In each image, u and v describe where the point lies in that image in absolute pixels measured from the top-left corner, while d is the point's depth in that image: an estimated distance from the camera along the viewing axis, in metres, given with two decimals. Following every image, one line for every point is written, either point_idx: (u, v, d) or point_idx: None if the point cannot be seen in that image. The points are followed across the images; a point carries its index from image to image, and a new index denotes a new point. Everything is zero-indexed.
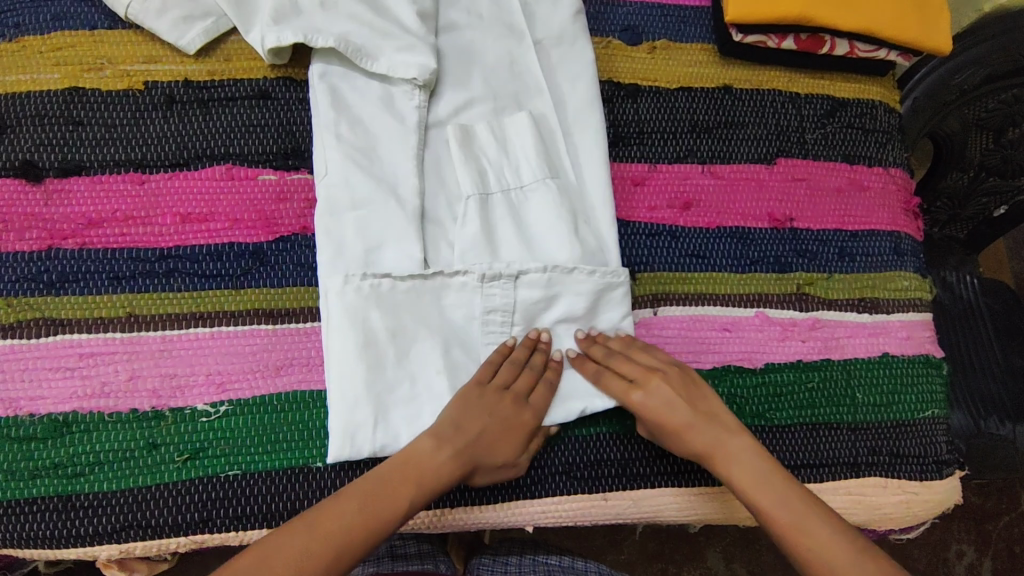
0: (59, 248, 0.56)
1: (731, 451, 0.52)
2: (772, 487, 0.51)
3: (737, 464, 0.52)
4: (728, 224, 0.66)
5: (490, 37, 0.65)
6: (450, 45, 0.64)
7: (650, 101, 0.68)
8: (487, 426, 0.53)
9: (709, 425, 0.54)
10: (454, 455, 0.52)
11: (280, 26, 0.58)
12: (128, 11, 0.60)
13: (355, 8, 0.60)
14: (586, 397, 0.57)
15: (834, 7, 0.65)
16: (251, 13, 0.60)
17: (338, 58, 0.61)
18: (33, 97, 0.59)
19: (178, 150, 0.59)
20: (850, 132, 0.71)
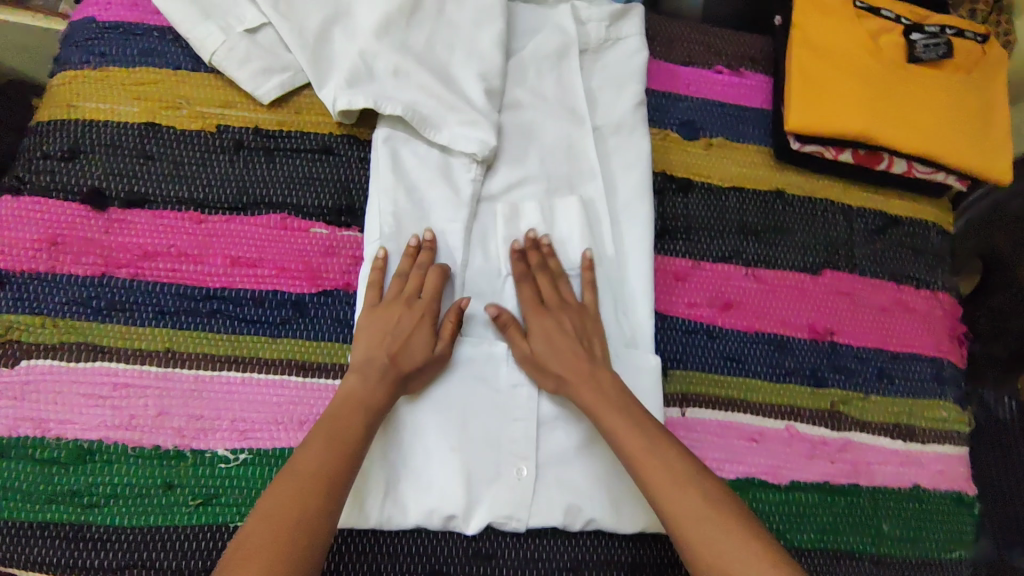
0: (112, 276, 0.58)
1: (592, 400, 0.54)
2: (618, 427, 0.52)
3: (605, 411, 0.53)
4: (766, 330, 0.65)
5: (552, 118, 0.66)
6: (511, 122, 0.65)
7: (701, 197, 0.68)
8: (389, 347, 0.54)
9: (583, 371, 0.55)
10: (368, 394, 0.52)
11: (353, 90, 0.61)
12: (212, 59, 0.62)
13: (427, 81, 0.62)
14: (602, 509, 0.55)
15: (897, 129, 0.65)
16: (326, 70, 0.63)
17: (402, 125, 0.63)
18: (110, 127, 0.62)
19: (238, 194, 0.61)
20: (900, 251, 0.70)
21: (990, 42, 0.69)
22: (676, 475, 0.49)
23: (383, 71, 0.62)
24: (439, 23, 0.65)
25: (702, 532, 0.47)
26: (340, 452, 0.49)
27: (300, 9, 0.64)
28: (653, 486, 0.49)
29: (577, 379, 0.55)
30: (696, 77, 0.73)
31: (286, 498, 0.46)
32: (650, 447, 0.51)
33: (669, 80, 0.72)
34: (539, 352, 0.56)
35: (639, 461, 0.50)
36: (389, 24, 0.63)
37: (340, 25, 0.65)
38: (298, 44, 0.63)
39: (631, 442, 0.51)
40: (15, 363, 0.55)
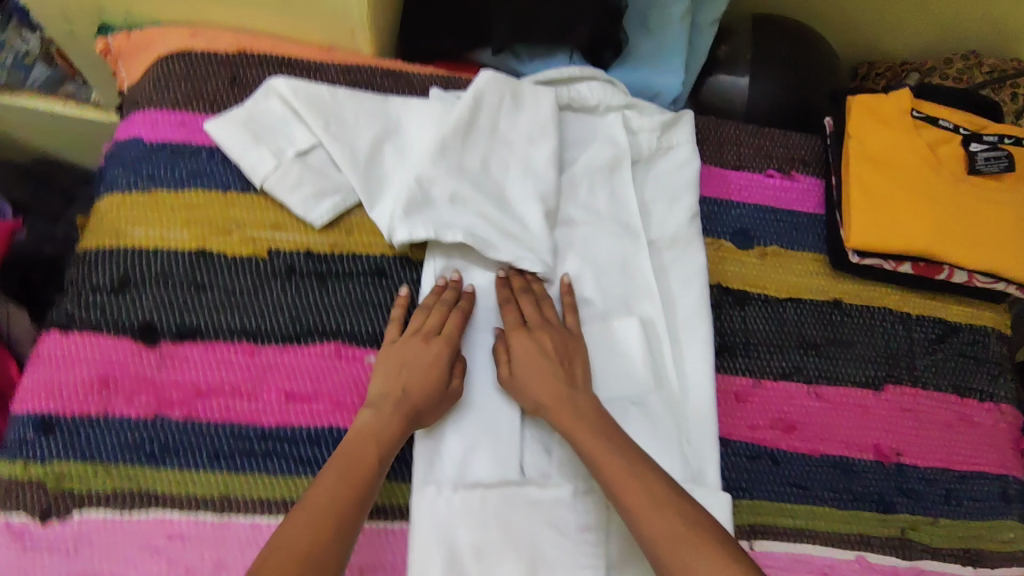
0: (165, 416, 0.56)
1: (569, 424, 0.54)
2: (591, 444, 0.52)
3: (578, 431, 0.53)
4: (831, 452, 0.64)
5: (606, 234, 0.64)
6: (565, 239, 0.64)
7: (758, 310, 0.67)
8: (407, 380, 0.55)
9: (559, 394, 0.55)
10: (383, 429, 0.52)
11: (411, 219, 0.59)
12: (264, 183, 0.61)
13: (482, 206, 0.62)
14: None
15: (963, 244, 0.63)
16: (379, 194, 0.63)
17: (457, 252, 0.62)
18: (160, 255, 0.60)
19: (291, 323, 0.60)
20: (961, 361, 0.69)
21: None
22: (650, 496, 0.49)
23: (439, 198, 0.61)
24: (493, 142, 0.64)
25: (676, 553, 0.46)
26: (354, 481, 0.49)
27: (350, 129, 0.63)
28: (629, 509, 0.49)
29: (556, 403, 0.55)
30: (747, 182, 0.72)
31: (297, 528, 0.45)
32: (626, 469, 0.50)
33: (720, 185, 0.71)
34: (519, 371, 0.57)
35: (614, 478, 0.50)
36: (445, 147, 0.62)
37: (390, 142, 0.65)
38: (352, 169, 0.62)
39: (603, 458, 0.51)
40: (66, 516, 0.53)
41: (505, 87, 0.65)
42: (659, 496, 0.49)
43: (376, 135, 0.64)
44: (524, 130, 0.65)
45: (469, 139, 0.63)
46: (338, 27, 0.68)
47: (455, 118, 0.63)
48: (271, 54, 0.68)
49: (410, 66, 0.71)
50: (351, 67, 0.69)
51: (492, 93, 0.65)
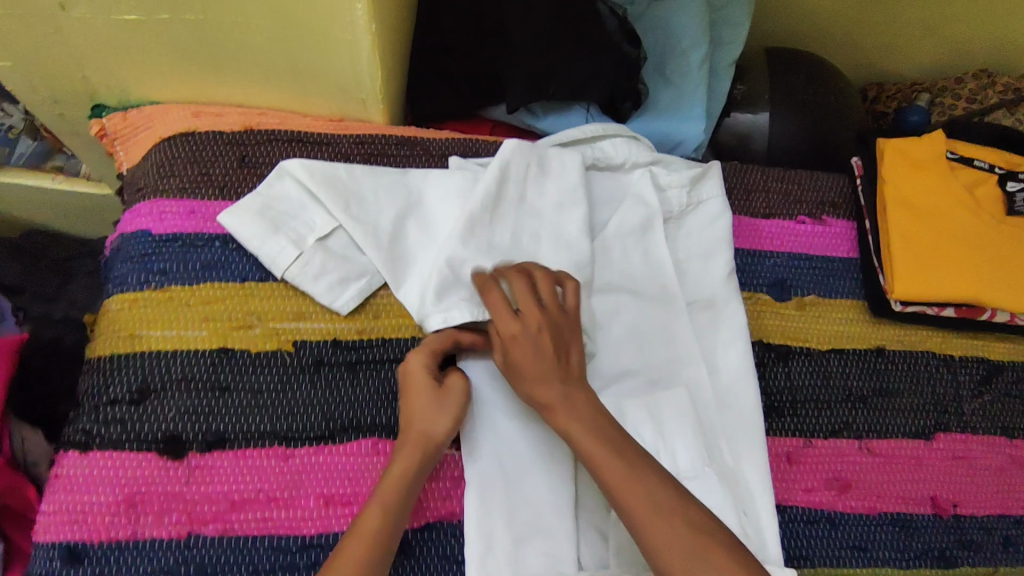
0: (198, 534, 0.53)
1: (568, 427, 0.51)
2: (588, 445, 0.51)
3: (579, 433, 0.51)
4: (889, 509, 0.62)
5: (643, 301, 0.63)
6: (601, 309, 0.61)
7: (802, 364, 0.65)
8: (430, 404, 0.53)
9: (554, 394, 0.52)
10: (409, 463, 0.51)
11: (446, 304, 0.56)
12: (285, 275, 0.59)
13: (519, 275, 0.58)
14: None
15: (1009, 287, 0.62)
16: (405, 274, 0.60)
17: None
18: (179, 357, 0.57)
19: (324, 420, 0.57)
20: (1008, 401, 0.67)
21: None
22: (655, 506, 0.48)
23: (475, 273, 0.57)
24: (523, 211, 0.61)
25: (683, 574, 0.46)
26: (375, 536, 0.48)
27: (372, 208, 0.60)
28: (634, 517, 0.48)
29: (553, 402, 0.52)
30: (779, 230, 0.70)
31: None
32: (625, 473, 0.49)
33: (752, 236, 0.69)
34: (515, 363, 0.52)
35: (614, 487, 0.49)
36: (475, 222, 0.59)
37: (413, 217, 0.62)
38: (377, 251, 0.59)
39: (603, 465, 0.50)
40: None
41: (531, 152, 0.62)
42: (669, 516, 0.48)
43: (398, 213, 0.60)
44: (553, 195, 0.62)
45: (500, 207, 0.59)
46: (349, 98, 0.65)
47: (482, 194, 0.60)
48: (279, 129, 0.65)
49: (425, 132, 0.68)
50: (365, 138, 0.66)
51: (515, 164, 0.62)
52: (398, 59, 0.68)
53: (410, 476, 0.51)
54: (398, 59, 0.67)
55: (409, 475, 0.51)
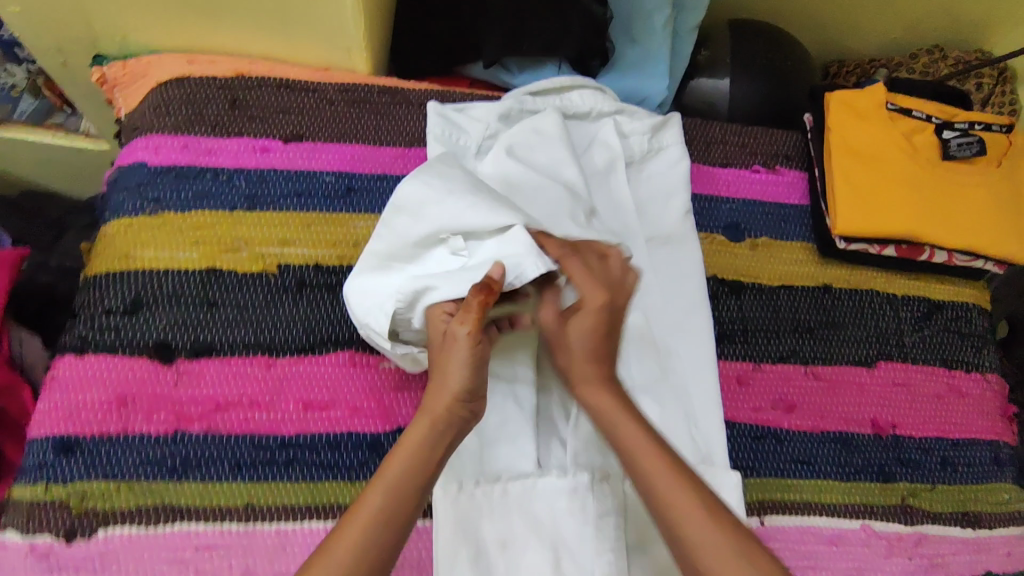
0: (185, 431, 0.57)
1: (618, 421, 0.52)
2: (643, 450, 0.50)
3: (627, 427, 0.51)
4: (832, 428, 0.66)
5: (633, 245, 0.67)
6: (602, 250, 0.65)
7: (754, 298, 0.70)
8: (459, 387, 0.49)
9: (604, 390, 0.53)
10: (417, 441, 0.49)
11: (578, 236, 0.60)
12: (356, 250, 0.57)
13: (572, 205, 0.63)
14: None
15: (939, 227, 0.67)
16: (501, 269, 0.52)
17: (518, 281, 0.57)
18: (171, 275, 0.61)
19: (305, 335, 0.61)
20: (947, 335, 0.72)
21: (1015, 132, 0.71)
22: (712, 514, 0.47)
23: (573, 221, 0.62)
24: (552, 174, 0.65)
25: None
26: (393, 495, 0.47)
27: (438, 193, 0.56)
28: (680, 523, 0.48)
29: (601, 401, 0.53)
30: (735, 178, 0.74)
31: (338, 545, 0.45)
32: (679, 480, 0.49)
33: (708, 184, 0.74)
34: (564, 344, 0.53)
35: (666, 493, 0.48)
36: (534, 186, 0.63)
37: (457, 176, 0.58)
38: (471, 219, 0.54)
39: (652, 465, 0.50)
40: (92, 533, 0.54)
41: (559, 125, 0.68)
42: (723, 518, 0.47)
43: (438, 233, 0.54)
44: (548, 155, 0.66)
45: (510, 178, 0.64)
46: (336, 47, 0.70)
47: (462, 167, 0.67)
48: (269, 76, 0.70)
49: (404, 81, 0.73)
50: (347, 86, 0.71)
51: (490, 129, 0.68)
52: (382, 15, 0.73)
53: (424, 456, 0.48)
54: (381, 14, 0.73)
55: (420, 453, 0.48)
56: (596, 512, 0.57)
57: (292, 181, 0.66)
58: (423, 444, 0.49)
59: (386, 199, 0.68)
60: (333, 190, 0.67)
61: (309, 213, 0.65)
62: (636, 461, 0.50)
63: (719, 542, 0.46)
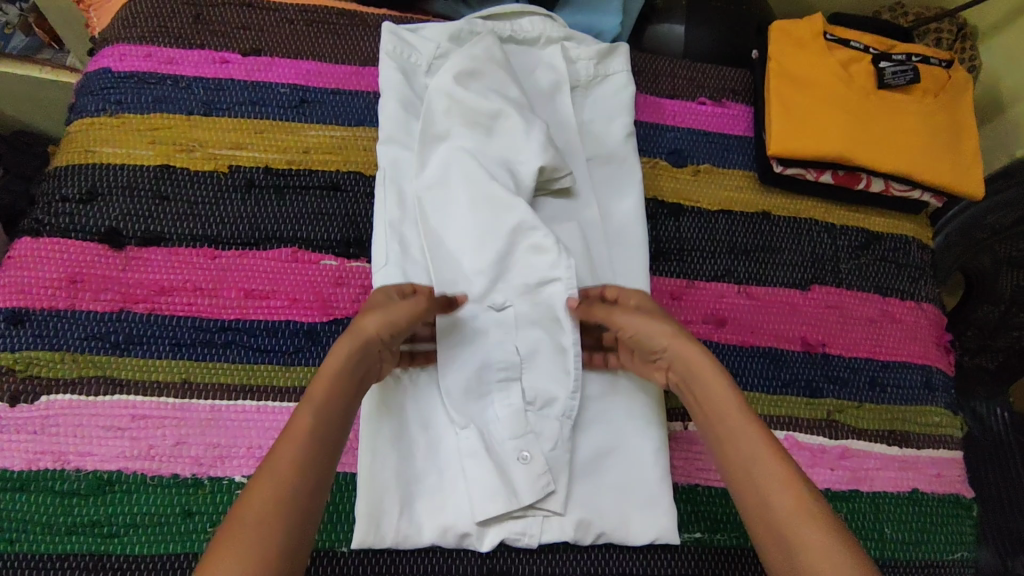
0: (130, 310, 0.60)
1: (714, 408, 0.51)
2: (738, 433, 0.48)
3: (716, 413, 0.50)
4: (762, 344, 0.68)
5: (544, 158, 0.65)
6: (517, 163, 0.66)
7: (691, 221, 0.72)
8: (315, 435, 0.45)
9: (699, 373, 0.52)
10: (277, 483, 0.42)
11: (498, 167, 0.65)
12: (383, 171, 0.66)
13: (514, 127, 0.66)
14: (611, 521, 0.56)
15: (869, 149, 0.69)
16: (530, 229, 0.61)
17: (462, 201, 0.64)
18: (126, 169, 0.65)
19: (250, 231, 0.64)
20: (883, 264, 0.74)
21: (954, 68, 0.74)
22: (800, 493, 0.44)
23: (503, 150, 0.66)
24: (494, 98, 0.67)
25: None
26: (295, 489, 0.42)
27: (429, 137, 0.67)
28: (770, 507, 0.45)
29: (710, 388, 0.51)
30: (681, 109, 0.78)
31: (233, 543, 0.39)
32: (767, 462, 0.46)
33: (655, 112, 0.77)
34: (634, 334, 0.56)
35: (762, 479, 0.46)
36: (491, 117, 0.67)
37: (440, 115, 0.67)
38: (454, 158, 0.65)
39: (744, 445, 0.48)
40: (35, 399, 0.56)
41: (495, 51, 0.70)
42: (807, 495, 0.44)
43: (468, 172, 0.64)
44: (490, 77, 0.68)
45: (463, 104, 0.67)
46: None
47: (409, 81, 0.70)
48: None
49: (364, 7, 0.77)
50: (308, 8, 0.74)
51: (441, 49, 0.71)
52: None
53: (288, 499, 0.42)
54: None
55: (283, 492, 0.42)
56: (518, 423, 0.57)
57: (248, 91, 0.69)
58: (285, 476, 0.42)
59: (338, 112, 0.71)
60: (287, 100, 0.70)
61: (263, 121, 0.69)
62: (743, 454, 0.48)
63: (813, 528, 0.43)
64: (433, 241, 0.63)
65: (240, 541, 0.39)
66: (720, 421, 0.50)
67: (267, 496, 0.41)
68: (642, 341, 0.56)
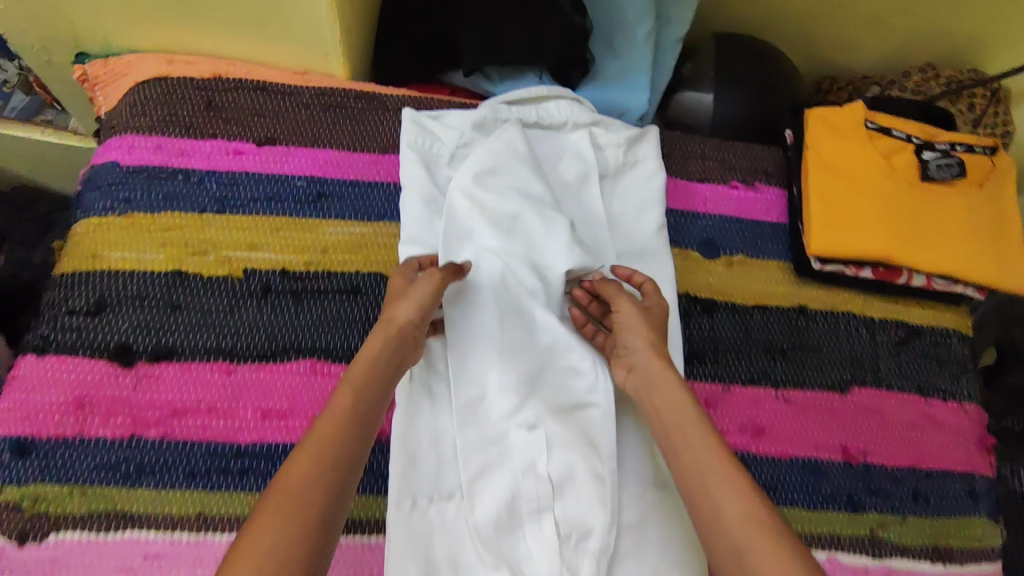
0: (142, 435, 0.57)
1: (661, 402, 0.53)
2: (691, 432, 0.50)
3: (670, 410, 0.52)
4: (801, 454, 0.65)
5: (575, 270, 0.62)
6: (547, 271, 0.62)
7: (726, 318, 0.69)
8: (352, 413, 0.47)
9: (659, 371, 0.55)
10: (318, 459, 0.44)
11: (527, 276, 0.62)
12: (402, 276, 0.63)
13: (543, 232, 0.63)
14: None
15: (916, 247, 0.65)
16: (561, 352, 0.61)
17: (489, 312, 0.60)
18: (136, 276, 0.61)
19: (267, 342, 0.61)
20: (924, 362, 0.71)
21: (998, 154, 0.70)
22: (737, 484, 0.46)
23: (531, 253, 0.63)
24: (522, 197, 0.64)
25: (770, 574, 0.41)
26: (330, 462, 0.44)
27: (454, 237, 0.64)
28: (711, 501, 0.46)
29: (664, 383, 0.54)
30: (712, 194, 0.74)
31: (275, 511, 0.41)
32: (706, 458, 0.48)
33: (686, 198, 0.73)
34: (620, 322, 0.59)
35: (704, 469, 0.48)
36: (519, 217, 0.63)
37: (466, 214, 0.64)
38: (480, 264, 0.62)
39: (692, 447, 0.49)
40: (42, 538, 0.53)
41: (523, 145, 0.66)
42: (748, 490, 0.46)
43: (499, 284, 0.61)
44: (520, 173, 0.65)
45: (490, 206, 0.64)
46: (312, 52, 0.70)
47: (432, 176, 0.67)
48: (246, 79, 0.70)
49: (382, 87, 0.73)
50: (325, 91, 0.71)
51: (465, 137, 0.67)
52: (361, 20, 0.72)
53: (328, 468, 0.44)
54: (362, 20, 0.72)
55: (320, 471, 0.43)
56: (554, 567, 0.53)
57: (262, 185, 0.66)
58: (324, 455, 0.44)
59: (357, 206, 0.67)
60: (304, 195, 0.66)
61: (279, 218, 0.65)
62: (692, 449, 0.49)
63: (752, 527, 0.44)
64: (460, 355, 0.59)
65: (280, 518, 0.40)
66: (673, 423, 0.52)
67: (309, 473, 0.43)
68: (623, 330, 0.59)
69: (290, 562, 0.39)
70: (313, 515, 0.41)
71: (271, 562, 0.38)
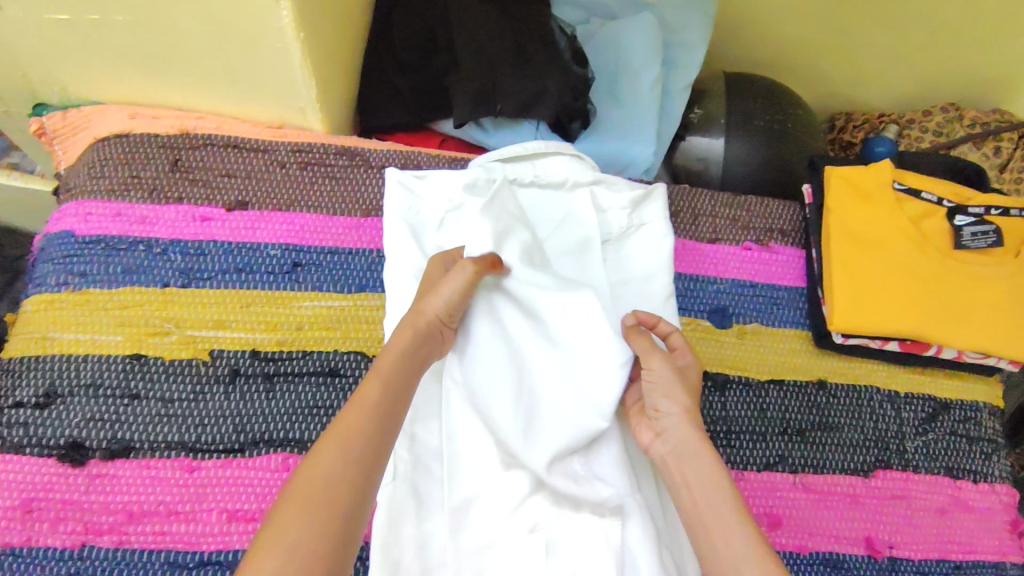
0: (93, 544, 0.51)
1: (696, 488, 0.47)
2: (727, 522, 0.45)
3: (704, 492, 0.47)
4: (821, 548, 0.59)
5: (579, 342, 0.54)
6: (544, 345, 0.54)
7: (739, 395, 0.63)
8: (382, 402, 0.45)
9: (695, 450, 0.49)
10: (345, 447, 0.42)
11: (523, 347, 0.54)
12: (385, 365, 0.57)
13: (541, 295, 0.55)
14: None
15: (949, 324, 0.60)
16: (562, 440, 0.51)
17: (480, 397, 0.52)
18: (90, 361, 0.56)
19: (234, 433, 0.55)
20: (953, 440, 0.65)
21: None
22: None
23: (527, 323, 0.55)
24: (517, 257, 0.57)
25: None
26: (358, 453, 0.42)
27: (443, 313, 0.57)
28: None
29: (701, 463, 0.48)
30: (724, 255, 0.68)
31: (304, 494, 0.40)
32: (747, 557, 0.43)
33: (695, 260, 0.68)
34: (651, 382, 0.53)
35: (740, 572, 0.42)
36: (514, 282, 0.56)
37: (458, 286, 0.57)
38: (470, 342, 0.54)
39: (728, 536, 0.44)
40: None
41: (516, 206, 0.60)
42: None
43: (497, 371, 0.53)
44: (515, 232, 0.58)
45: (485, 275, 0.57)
46: (287, 106, 0.64)
47: (420, 248, 0.60)
48: (216, 135, 0.64)
49: (366, 141, 0.67)
50: (303, 146, 0.65)
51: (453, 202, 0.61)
52: (342, 70, 0.67)
53: (355, 458, 0.42)
54: (343, 70, 0.67)
55: (347, 459, 0.42)
56: None
57: (232, 255, 0.60)
58: (351, 444, 0.43)
59: (337, 276, 0.62)
60: (278, 265, 0.61)
61: (250, 292, 0.60)
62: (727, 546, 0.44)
63: None
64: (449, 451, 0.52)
65: (305, 504, 0.39)
66: (708, 509, 0.46)
67: (337, 458, 0.42)
68: (655, 390, 0.53)
69: (313, 554, 0.38)
70: (337, 505, 0.40)
71: (293, 552, 0.37)
